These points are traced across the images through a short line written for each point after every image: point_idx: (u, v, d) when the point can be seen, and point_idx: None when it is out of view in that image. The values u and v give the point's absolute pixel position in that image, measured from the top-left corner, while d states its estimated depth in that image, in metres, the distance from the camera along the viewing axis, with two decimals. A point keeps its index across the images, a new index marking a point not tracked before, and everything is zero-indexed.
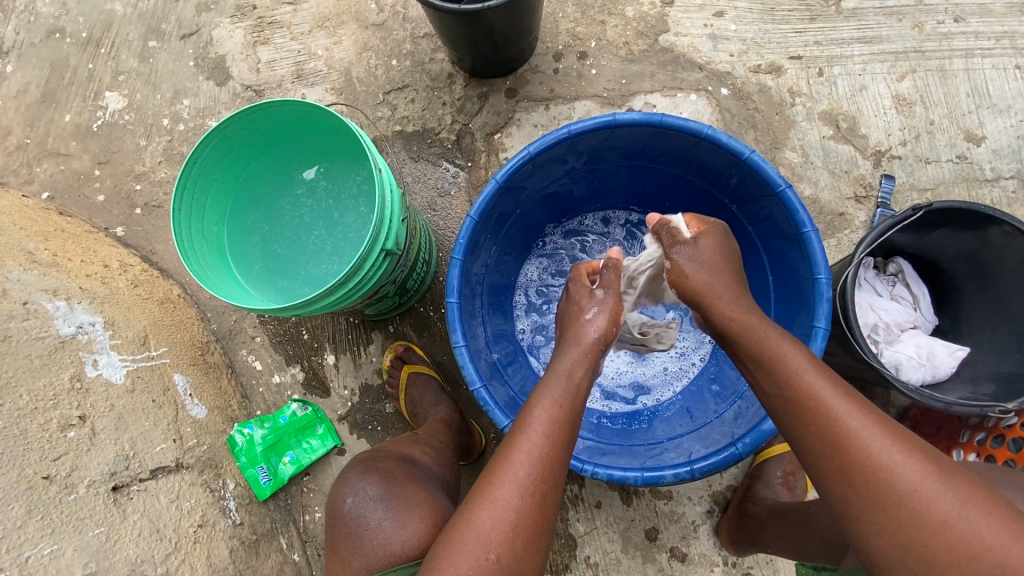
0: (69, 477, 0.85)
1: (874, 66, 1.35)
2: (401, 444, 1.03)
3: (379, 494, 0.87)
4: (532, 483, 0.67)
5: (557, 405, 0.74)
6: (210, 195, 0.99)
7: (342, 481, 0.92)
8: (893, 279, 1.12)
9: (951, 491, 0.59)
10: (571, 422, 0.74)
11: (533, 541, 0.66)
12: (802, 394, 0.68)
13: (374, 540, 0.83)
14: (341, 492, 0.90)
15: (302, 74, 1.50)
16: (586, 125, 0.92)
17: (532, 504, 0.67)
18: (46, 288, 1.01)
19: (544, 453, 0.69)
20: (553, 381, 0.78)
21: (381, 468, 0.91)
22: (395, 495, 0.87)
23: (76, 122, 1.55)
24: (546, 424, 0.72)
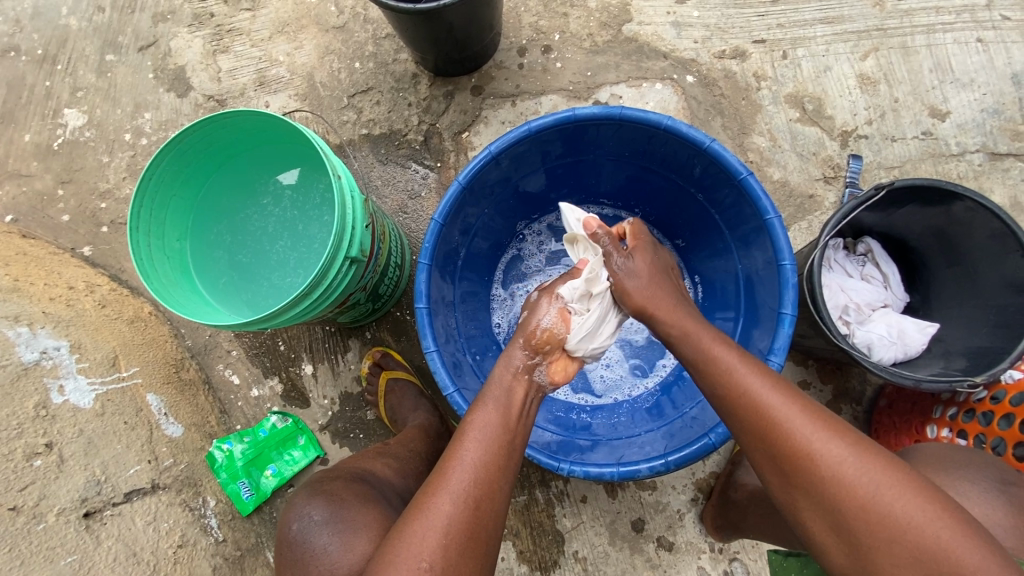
0: (37, 506, 0.84)
1: (837, 46, 1.35)
2: (363, 459, 1.02)
3: (325, 517, 0.85)
4: (469, 492, 0.67)
5: (497, 416, 0.75)
6: (170, 211, 0.97)
7: (290, 507, 0.90)
8: (863, 259, 1.13)
9: (870, 471, 0.60)
10: (513, 432, 0.75)
11: (471, 552, 0.65)
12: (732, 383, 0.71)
13: (320, 566, 0.81)
14: (290, 518, 0.88)
15: (264, 81, 1.47)
16: (546, 121, 0.91)
17: (471, 514, 0.66)
18: (6, 315, 0.99)
19: (481, 461, 0.70)
20: (499, 392, 0.79)
21: (329, 491, 0.90)
22: (342, 516, 0.85)
23: (36, 141, 1.52)
24: (485, 436, 0.72)
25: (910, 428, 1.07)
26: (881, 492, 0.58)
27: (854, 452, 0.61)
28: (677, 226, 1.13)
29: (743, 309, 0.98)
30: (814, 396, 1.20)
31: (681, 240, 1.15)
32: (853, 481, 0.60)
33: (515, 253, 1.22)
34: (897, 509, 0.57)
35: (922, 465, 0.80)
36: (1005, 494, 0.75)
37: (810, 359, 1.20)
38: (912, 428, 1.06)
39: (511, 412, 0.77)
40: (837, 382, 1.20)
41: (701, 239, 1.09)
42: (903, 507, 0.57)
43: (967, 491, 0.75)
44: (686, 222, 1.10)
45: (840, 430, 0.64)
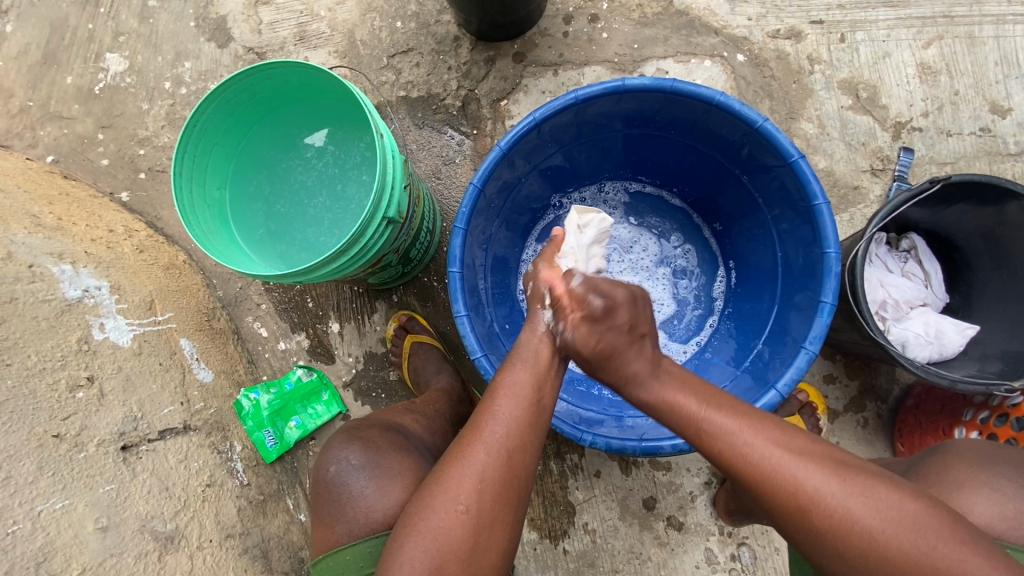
0: (79, 436, 0.85)
1: (899, 32, 1.29)
2: (393, 412, 1.04)
3: (361, 462, 0.88)
4: (503, 444, 0.69)
5: (527, 373, 0.75)
6: (212, 159, 0.98)
7: (327, 450, 0.93)
8: (906, 255, 1.09)
9: (865, 513, 0.61)
10: (543, 389, 0.75)
11: (503, 499, 0.68)
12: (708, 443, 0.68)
13: (355, 508, 0.85)
14: (325, 461, 0.91)
15: (305, 36, 1.46)
16: (594, 90, 0.89)
17: (503, 464, 0.69)
18: (51, 252, 1.01)
19: (513, 416, 0.71)
20: (524, 348, 0.78)
21: (365, 436, 0.92)
22: (379, 463, 0.87)
23: (78, 84, 1.53)
24: (518, 391, 0.73)
25: (938, 428, 1.06)
26: (877, 531, 0.60)
27: (850, 496, 0.62)
28: (717, 208, 1.11)
29: (780, 295, 0.97)
30: (839, 390, 1.19)
31: (720, 224, 1.13)
32: (850, 526, 0.61)
33: (551, 220, 1.20)
34: (896, 544, 0.59)
35: (951, 461, 0.79)
36: None
37: (839, 354, 1.19)
38: (940, 429, 1.05)
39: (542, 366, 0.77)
40: (863, 379, 1.19)
41: (741, 223, 1.07)
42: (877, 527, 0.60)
43: (998, 490, 0.74)
44: (727, 203, 1.08)
45: (832, 471, 0.64)
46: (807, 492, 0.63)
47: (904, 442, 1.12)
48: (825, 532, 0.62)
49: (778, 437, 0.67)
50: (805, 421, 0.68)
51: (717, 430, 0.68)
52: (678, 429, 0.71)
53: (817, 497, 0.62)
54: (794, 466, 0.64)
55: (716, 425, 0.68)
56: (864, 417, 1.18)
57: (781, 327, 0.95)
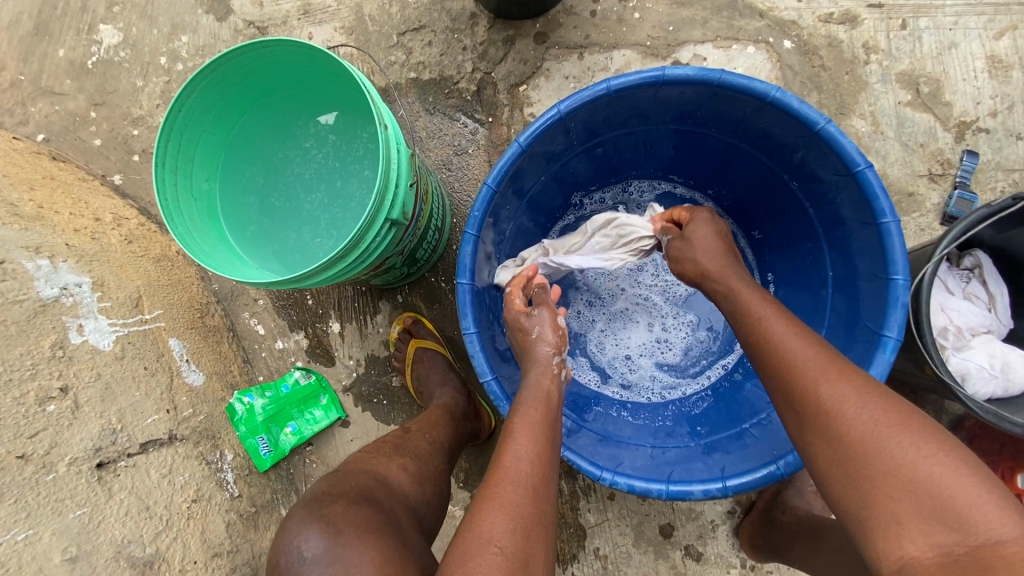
0: (48, 455, 0.78)
1: (969, 18, 1.14)
2: (371, 462, 0.88)
3: (321, 552, 0.70)
4: (528, 482, 0.63)
5: (538, 413, 0.72)
6: (198, 148, 0.88)
7: (284, 532, 0.75)
8: (968, 275, 0.97)
9: (869, 412, 0.58)
10: (553, 428, 0.72)
11: (537, 536, 0.60)
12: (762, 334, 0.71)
13: None
14: (283, 541, 0.75)
15: (309, 10, 1.34)
16: (628, 80, 0.78)
17: (532, 498, 0.62)
18: (27, 245, 0.92)
19: (534, 453, 0.66)
20: (533, 392, 0.76)
21: (331, 509, 0.75)
22: (346, 545, 0.71)
23: (71, 58, 1.43)
24: (534, 431, 0.69)
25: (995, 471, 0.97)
26: (878, 429, 0.56)
27: (861, 396, 0.59)
28: (755, 214, 1.00)
29: (830, 321, 0.86)
30: None
31: (758, 231, 1.02)
32: (849, 417, 0.58)
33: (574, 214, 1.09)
34: (892, 445, 0.55)
35: None
36: None
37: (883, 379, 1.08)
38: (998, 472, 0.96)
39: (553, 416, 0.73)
40: None
41: (784, 233, 0.96)
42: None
43: None
44: (770, 210, 0.97)
45: (854, 377, 0.62)
46: (825, 385, 0.62)
47: None
48: (830, 419, 0.59)
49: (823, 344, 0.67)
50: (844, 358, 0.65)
51: (773, 323, 0.70)
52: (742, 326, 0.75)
53: (830, 388, 0.61)
54: (820, 364, 0.63)
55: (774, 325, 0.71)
56: None
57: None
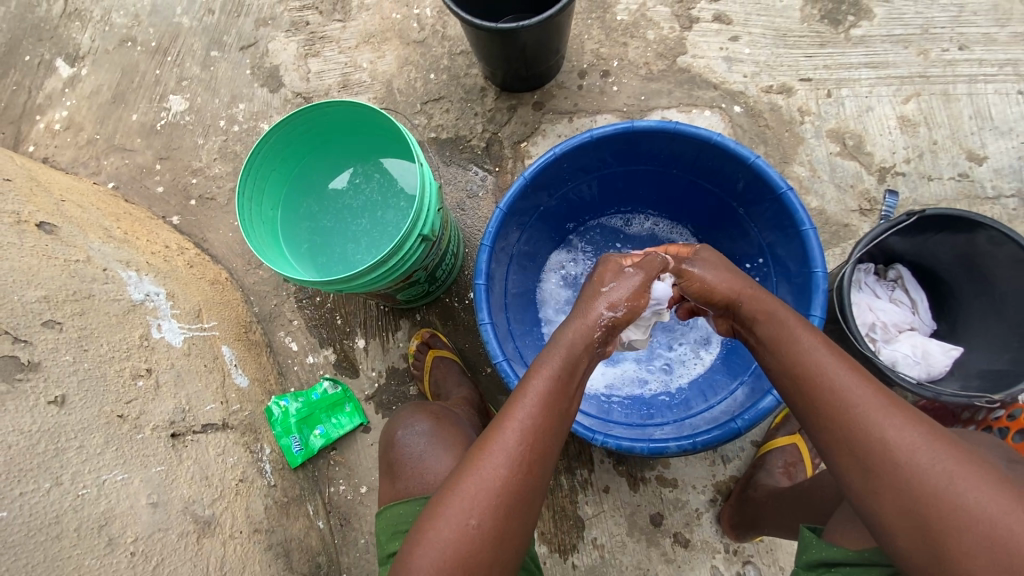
0: (138, 419, 0.93)
1: (880, 89, 1.43)
2: (442, 402, 1.18)
3: (428, 431, 1.01)
4: (521, 453, 0.72)
5: (552, 381, 0.78)
6: (270, 183, 1.11)
7: (395, 419, 1.07)
8: (893, 284, 1.18)
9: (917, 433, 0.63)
10: (567, 397, 0.79)
11: (515, 515, 0.71)
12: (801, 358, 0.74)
13: (414, 467, 0.97)
14: (393, 427, 1.05)
15: (347, 84, 1.64)
16: (607, 130, 1.03)
17: (519, 476, 0.72)
18: (120, 260, 1.13)
19: (529, 421, 0.74)
20: (564, 351, 0.81)
21: (431, 410, 1.06)
22: (439, 434, 1.01)
23: (142, 121, 1.71)
24: (542, 399, 0.76)
25: None
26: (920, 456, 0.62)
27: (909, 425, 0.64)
28: (716, 238, 1.23)
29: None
30: None
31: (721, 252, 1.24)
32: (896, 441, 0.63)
33: (655, 231, 1.33)
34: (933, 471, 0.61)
35: None
36: None
37: None
38: None
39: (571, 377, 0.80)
40: None
41: (738, 252, 1.19)
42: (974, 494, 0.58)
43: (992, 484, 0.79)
44: (726, 234, 1.20)
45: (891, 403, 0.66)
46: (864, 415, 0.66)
47: None
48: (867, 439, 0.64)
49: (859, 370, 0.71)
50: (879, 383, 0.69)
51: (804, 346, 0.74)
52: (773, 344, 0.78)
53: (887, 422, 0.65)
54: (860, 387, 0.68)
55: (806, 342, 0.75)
56: None
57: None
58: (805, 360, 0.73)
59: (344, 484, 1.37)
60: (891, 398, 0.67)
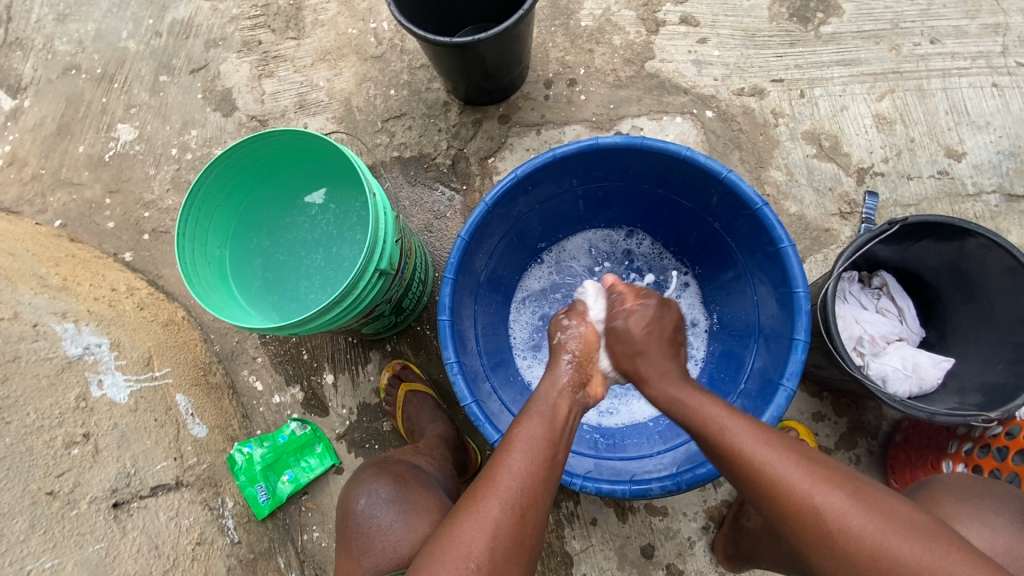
0: (72, 493, 0.90)
1: (854, 87, 1.39)
2: (405, 454, 1.11)
3: (391, 496, 0.95)
4: (517, 499, 0.70)
5: (542, 429, 0.78)
6: (214, 220, 1.04)
7: (356, 484, 1.00)
8: (878, 292, 1.14)
9: (872, 519, 0.61)
10: (557, 446, 0.78)
11: (514, 557, 0.68)
12: (725, 440, 0.73)
13: (384, 541, 0.91)
14: (354, 495, 0.98)
15: (304, 104, 1.56)
16: (570, 148, 0.97)
17: (516, 520, 0.69)
18: (55, 311, 1.07)
19: (527, 470, 0.73)
20: (542, 405, 0.83)
21: (393, 472, 1.01)
22: (406, 498, 0.95)
23: (89, 153, 1.60)
24: (533, 447, 0.75)
25: (926, 462, 1.06)
26: (888, 538, 0.60)
27: (855, 501, 0.63)
28: (695, 254, 1.18)
29: (759, 339, 1.02)
30: (829, 427, 1.20)
31: (700, 267, 1.19)
32: (857, 529, 0.61)
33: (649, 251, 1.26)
34: (906, 553, 0.59)
35: (943, 495, 0.80)
36: (1019, 520, 0.75)
37: (825, 392, 1.21)
38: (928, 463, 1.06)
39: (555, 424, 0.81)
40: (852, 416, 1.20)
41: (718, 266, 1.13)
42: (909, 549, 0.59)
43: (988, 522, 0.75)
44: (703, 248, 1.15)
45: (838, 478, 0.66)
46: (817, 498, 0.64)
47: (898, 478, 1.12)
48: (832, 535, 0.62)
49: (792, 446, 0.71)
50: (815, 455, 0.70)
51: (730, 429, 0.74)
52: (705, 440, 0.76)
53: (824, 501, 0.64)
54: (803, 473, 0.66)
55: (733, 428, 0.74)
56: (856, 454, 1.19)
57: (758, 375, 1.00)
58: (715, 428, 0.75)
59: (318, 531, 1.28)
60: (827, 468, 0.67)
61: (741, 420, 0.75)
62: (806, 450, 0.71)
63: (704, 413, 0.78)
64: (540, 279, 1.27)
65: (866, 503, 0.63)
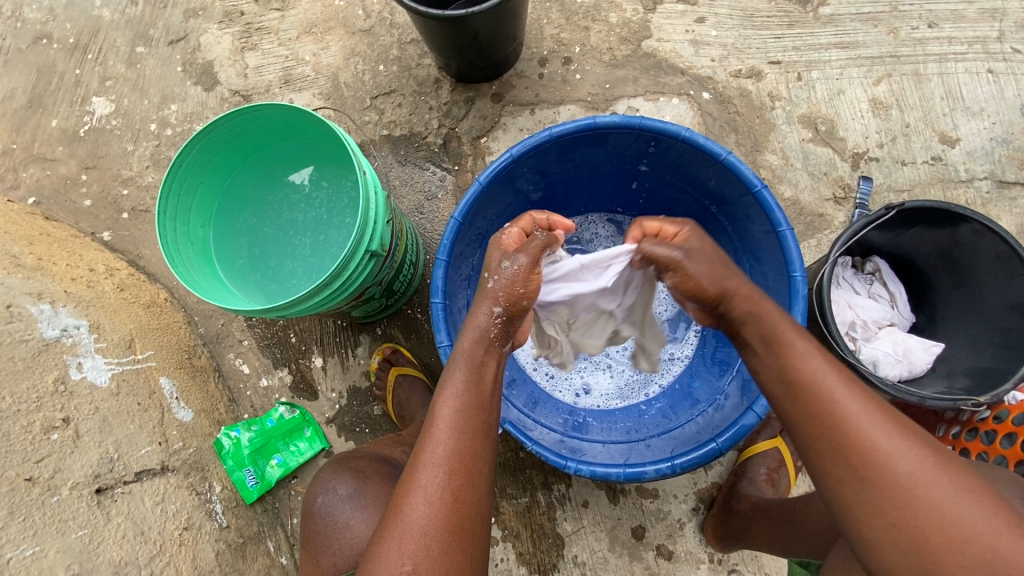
0: (52, 479, 0.87)
1: (851, 70, 1.38)
2: (381, 445, 1.10)
3: (350, 492, 0.95)
4: (442, 488, 0.66)
5: (463, 399, 0.71)
6: (196, 198, 1.00)
7: (317, 481, 1.00)
8: (871, 277, 1.15)
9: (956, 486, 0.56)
10: (486, 413, 0.72)
11: (455, 548, 0.65)
12: (805, 378, 0.63)
13: (341, 539, 0.91)
14: (314, 493, 0.98)
15: (290, 79, 1.50)
16: (568, 128, 0.95)
17: (446, 509, 0.65)
18: (30, 292, 1.02)
19: (452, 450, 0.68)
20: (465, 369, 0.74)
21: (353, 468, 0.99)
22: (365, 493, 0.94)
23: (63, 127, 1.53)
24: (456, 421, 0.69)
25: None
26: (970, 509, 0.55)
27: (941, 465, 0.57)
28: None
29: None
30: None
31: None
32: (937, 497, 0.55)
33: None
34: (986, 528, 0.54)
35: None
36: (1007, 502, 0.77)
37: None
38: None
39: (482, 389, 0.73)
40: None
41: None
42: (990, 524, 0.54)
43: None
44: None
45: (923, 442, 0.59)
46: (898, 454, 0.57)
47: None
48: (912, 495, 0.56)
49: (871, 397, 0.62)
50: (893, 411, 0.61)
51: (817, 372, 0.63)
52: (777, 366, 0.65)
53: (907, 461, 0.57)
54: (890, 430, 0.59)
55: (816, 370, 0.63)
56: None
57: (744, 375, 1.00)
58: (792, 348, 0.66)
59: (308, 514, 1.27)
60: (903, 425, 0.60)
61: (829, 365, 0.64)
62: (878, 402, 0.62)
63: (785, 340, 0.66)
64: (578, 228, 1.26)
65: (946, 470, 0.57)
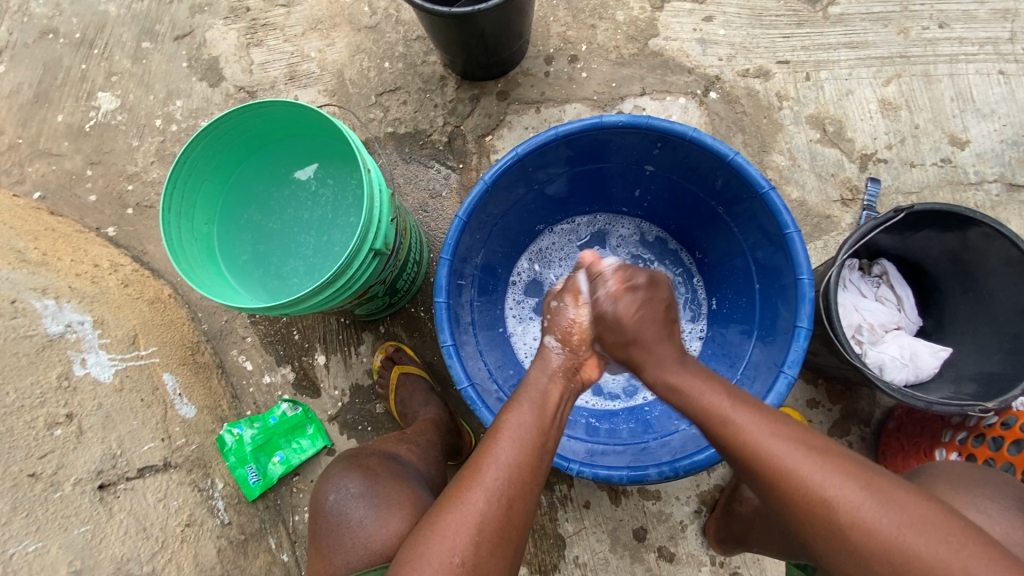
0: (55, 474, 0.88)
1: (860, 71, 1.36)
2: (388, 442, 1.09)
3: (361, 491, 0.94)
4: (504, 492, 0.68)
5: (533, 416, 0.76)
6: (200, 195, 1.00)
7: (326, 479, 0.99)
8: (878, 280, 1.14)
9: (889, 512, 0.59)
10: (548, 433, 0.76)
11: (501, 552, 0.66)
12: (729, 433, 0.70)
13: (355, 538, 0.90)
14: (323, 491, 0.97)
15: (294, 76, 1.50)
16: (574, 127, 0.94)
17: (503, 513, 0.67)
18: (34, 287, 1.02)
19: (514, 460, 0.71)
20: (532, 391, 0.81)
21: (363, 465, 0.99)
22: (376, 492, 0.94)
23: (69, 122, 1.53)
24: (522, 435, 0.73)
25: (918, 450, 1.07)
26: (904, 532, 0.58)
27: (871, 495, 0.60)
28: (699, 238, 1.17)
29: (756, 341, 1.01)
30: (822, 414, 1.21)
31: (702, 253, 1.18)
32: (875, 524, 0.59)
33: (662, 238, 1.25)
34: (924, 548, 0.56)
35: (942, 484, 0.81)
36: (1014, 509, 0.76)
37: (820, 378, 1.21)
38: (920, 451, 1.07)
39: (545, 412, 0.78)
40: (846, 403, 1.20)
41: (720, 253, 1.12)
42: (929, 545, 0.57)
43: (983, 510, 0.76)
44: (706, 233, 1.13)
45: (854, 469, 0.63)
46: (828, 487, 0.62)
47: (888, 465, 1.13)
48: (846, 530, 0.60)
49: (797, 435, 0.68)
50: (822, 444, 0.66)
51: (739, 422, 0.70)
52: (704, 427, 0.73)
53: (838, 494, 0.61)
54: (816, 466, 0.64)
55: (739, 421, 0.70)
56: (848, 441, 1.20)
57: (749, 378, 1.00)
58: (712, 406, 0.73)
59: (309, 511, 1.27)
60: (834, 455, 0.65)
61: (750, 414, 0.71)
62: (807, 436, 0.68)
63: (705, 403, 0.74)
64: (586, 228, 1.26)
65: (879, 493, 0.60)
